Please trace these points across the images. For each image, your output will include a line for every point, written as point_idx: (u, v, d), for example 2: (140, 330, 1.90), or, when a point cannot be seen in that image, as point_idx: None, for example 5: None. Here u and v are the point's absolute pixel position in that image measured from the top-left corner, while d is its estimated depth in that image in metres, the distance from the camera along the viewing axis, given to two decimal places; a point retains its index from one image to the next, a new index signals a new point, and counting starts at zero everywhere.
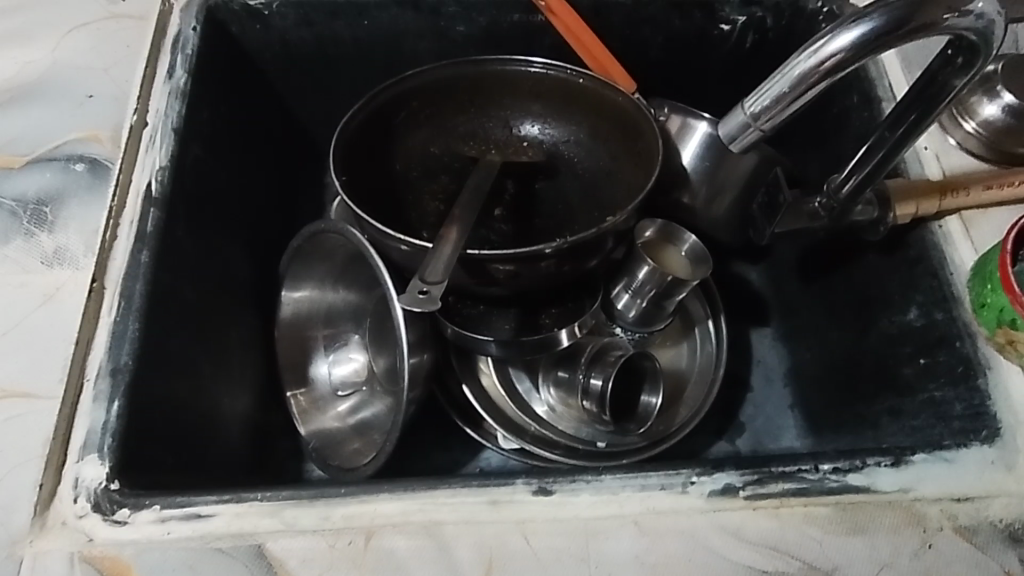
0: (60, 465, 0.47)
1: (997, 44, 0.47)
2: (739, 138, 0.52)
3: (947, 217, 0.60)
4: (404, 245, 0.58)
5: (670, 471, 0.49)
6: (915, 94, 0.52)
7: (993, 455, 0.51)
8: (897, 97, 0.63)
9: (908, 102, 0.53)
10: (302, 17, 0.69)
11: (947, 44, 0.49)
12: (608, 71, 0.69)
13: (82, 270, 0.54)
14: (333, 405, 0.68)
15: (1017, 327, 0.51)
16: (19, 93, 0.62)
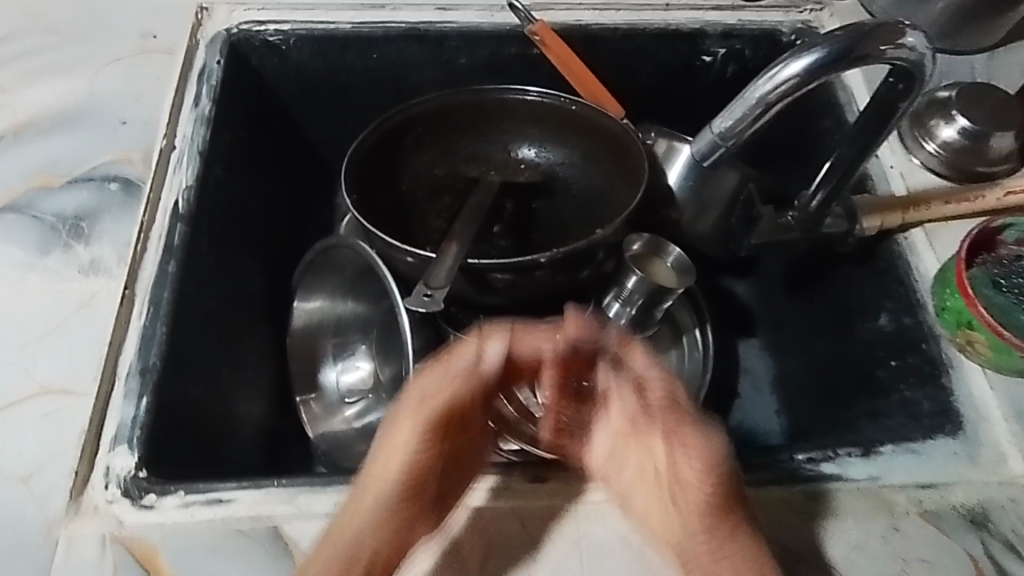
0: (93, 455, 0.51)
1: (929, 69, 0.53)
2: (708, 154, 0.57)
3: (912, 229, 0.65)
4: (410, 256, 0.64)
5: None
6: (869, 117, 0.57)
7: (956, 446, 0.55)
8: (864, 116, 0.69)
9: (864, 123, 0.58)
10: (316, 51, 0.75)
11: (887, 73, 0.54)
12: (600, 99, 0.75)
13: (114, 278, 0.59)
14: (341, 409, 0.71)
15: (974, 328, 0.56)
16: (59, 119, 0.67)
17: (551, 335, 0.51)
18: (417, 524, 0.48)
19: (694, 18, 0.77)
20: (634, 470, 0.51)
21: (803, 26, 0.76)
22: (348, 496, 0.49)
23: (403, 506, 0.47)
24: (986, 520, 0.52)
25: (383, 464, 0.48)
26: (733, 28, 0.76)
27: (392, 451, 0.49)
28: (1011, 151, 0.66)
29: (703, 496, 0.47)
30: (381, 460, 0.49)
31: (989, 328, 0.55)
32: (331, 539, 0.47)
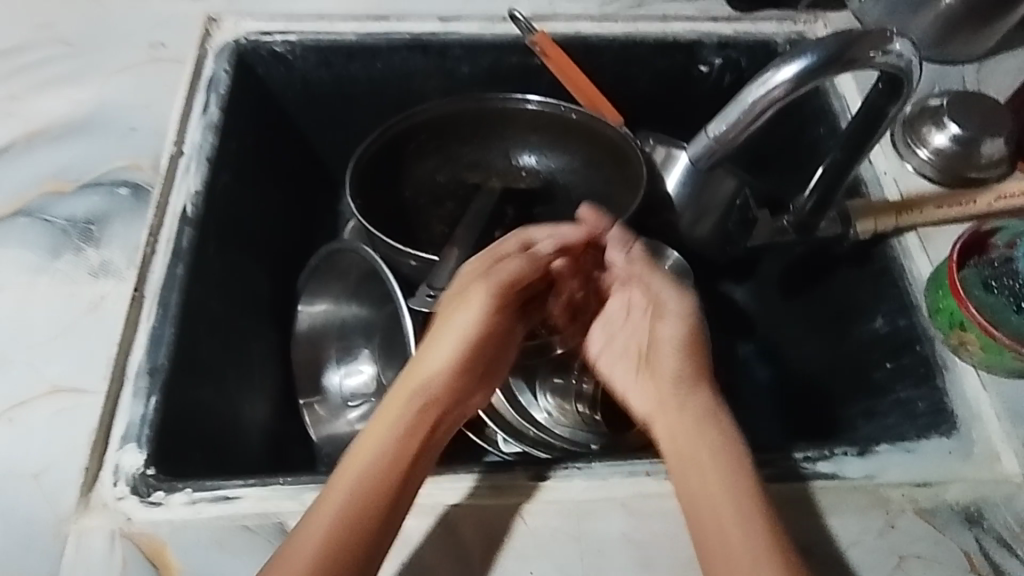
0: (102, 453, 0.52)
1: (917, 75, 0.54)
2: (703, 157, 0.58)
3: (906, 233, 0.66)
4: (413, 260, 0.67)
5: (655, 460, 0.55)
6: (860, 123, 0.59)
7: (952, 445, 0.56)
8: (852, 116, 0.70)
9: (855, 127, 0.60)
10: (321, 60, 0.77)
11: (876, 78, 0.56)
12: (597, 104, 0.76)
13: (123, 281, 0.60)
14: (344, 413, 0.72)
15: (967, 329, 0.57)
16: (71, 126, 0.69)
17: (580, 231, 0.59)
18: (460, 396, 0.55)
19: (691, 28, 0.78)
20: (618, 351, 0.62)
21: (797, 37, 0.78)
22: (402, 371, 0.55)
23: (454, 378, 0.54)
24: (979, 517, 0.53)
25: (441, 336, 0.55)
26: (729, 39, 0.78)
27: (451, 323, 0.56)
28: (1002, 155, 0.67)
29: (683, 353, 0.57)
30: (439, 332, 0.56)
31: (979, 328, 0.57)
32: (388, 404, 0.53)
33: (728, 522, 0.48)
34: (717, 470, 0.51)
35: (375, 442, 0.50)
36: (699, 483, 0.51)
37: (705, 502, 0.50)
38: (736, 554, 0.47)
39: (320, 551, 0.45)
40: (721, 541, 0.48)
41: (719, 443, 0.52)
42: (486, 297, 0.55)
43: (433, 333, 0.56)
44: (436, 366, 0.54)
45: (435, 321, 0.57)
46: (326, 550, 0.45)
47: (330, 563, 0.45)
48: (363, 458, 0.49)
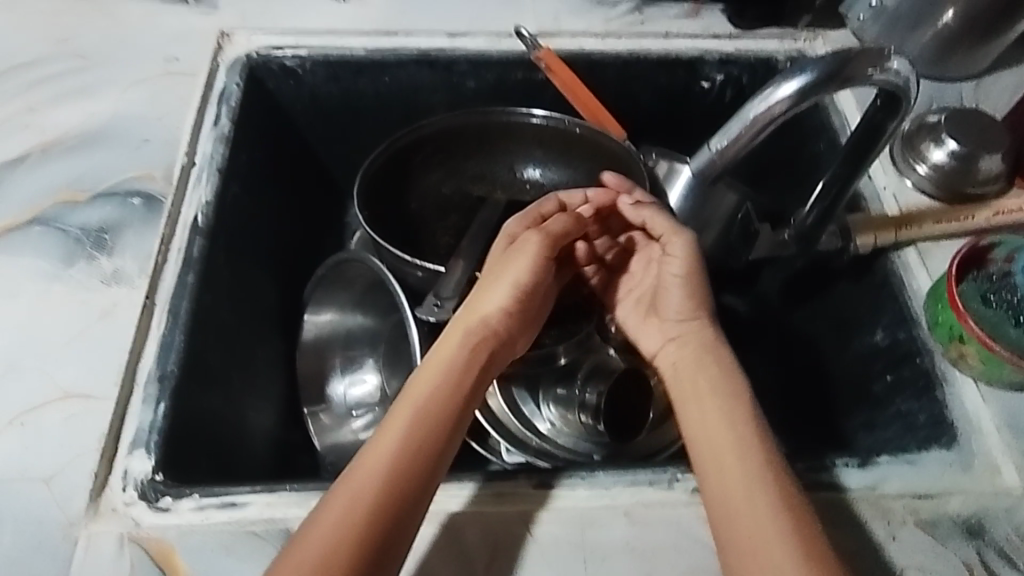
0: (112, 458, 0.53)
1: (915, 92, 0.55)
2: (706, 170, 0.60)
3: (904, 248, 0.67)
4: (419, 270, 0.68)
5: (657, 469, 0.55)
6: (858, 138, 0.60)
7: (952, 458, 0.57)
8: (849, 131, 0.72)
9: (853, 142, 0.61)
10: (330, 74, 0.78)
11: (874, 95, 0.58)
12: (600, 117, 0.77)
13: (135, 288, 0.61)
14: (349, 421, 0.72)
15: (966, 342, 0.58)
16: (86, 137, 0.70)
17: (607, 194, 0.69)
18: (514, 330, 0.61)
19: (692, 45, 0.80)
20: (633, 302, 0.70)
21: (797, 54, 0.79)
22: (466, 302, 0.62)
23: (501, 326, 0.61)
24: (980, 528, 0.54)
25: (491, 286, 0.62)
26: (729, 56, 0.79)
27: (502, 271, 0.62)
28: (999, 171, 0.68)
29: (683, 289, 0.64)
30: (489, 281, 0.62)
31: (979, 341, 0.57)
32: (442, 345, 0.58)
33: (736, 461, 0.52)
34: (726, 416, 0.56)
35: (429, 381, 0.56)
36: (708, 429, 0.55)
37: (716, 444, 0.54)
38: (743, 489, 0.51)
39: (377, 468, 0.50)
40: (730, 477, 0.52)
41: (731, 394, 0.57)
42: (536, 248, 0.62)
43: (484, 282, 0.62)
44: (486, 316, 0.60)
45: (485, 274, 0.63)
46: (383, 467, 0.50)
47: (386, 478, 0.50)
48: (417, 394, 0.55)
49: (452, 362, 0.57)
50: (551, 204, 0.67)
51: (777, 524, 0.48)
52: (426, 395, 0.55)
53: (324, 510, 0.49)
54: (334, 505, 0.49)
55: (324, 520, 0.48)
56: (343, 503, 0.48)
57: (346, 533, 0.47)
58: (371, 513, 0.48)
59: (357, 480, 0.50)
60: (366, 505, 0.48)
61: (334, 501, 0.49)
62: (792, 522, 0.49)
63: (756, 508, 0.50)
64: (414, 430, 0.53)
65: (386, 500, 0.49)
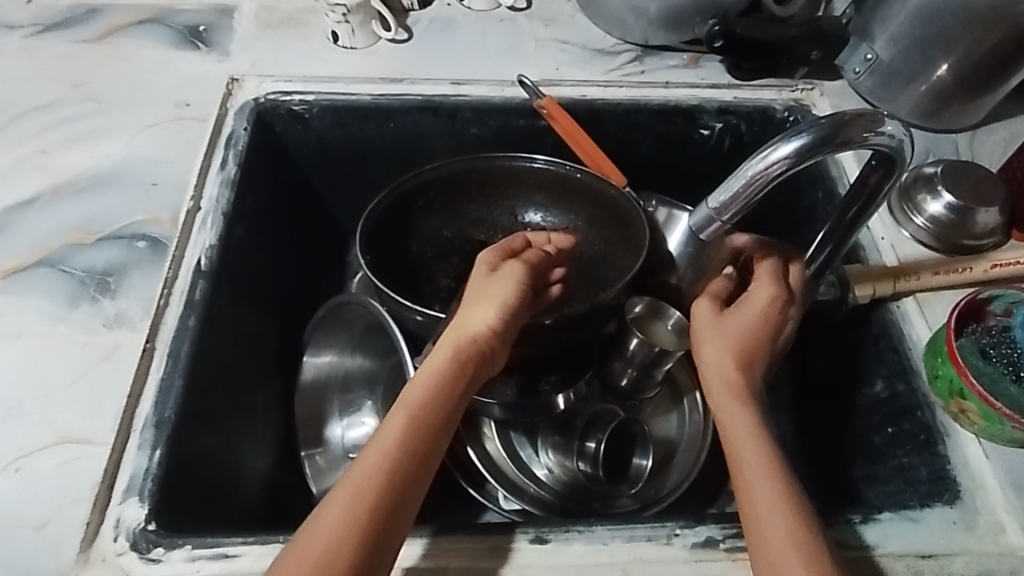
0: (105, 505, 0.53)
1: (909, 153, 0.56)
2: (705, 227, 0.61)
3: (903, 298, 0.67)
4: (420, 315, 0.66)
5: (656, 524, 0.55)
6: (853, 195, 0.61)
7: (955, 516, 0.56)
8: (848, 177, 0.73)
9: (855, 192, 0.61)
10: (336, 119, 0.80)
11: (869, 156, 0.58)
12: (602, 168, 0.80)
13: (137, 331, 0.61)
14: (345, 465, 0.71)
15: (966, 397, 0.58)
16: (95, 180, 0.72)
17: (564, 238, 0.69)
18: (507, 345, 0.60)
19: (692, 95, 0.82)
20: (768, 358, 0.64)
21: (795, 104, 0.81)
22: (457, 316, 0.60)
23: (491, 343, 0.58)
24: None
25: (479, 305, 0.60)
26: (728, 105, 0.81)
27: (487, 294, 0.61)
28: (995, 225, 0.69)
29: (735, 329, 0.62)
30: (475, 303, 0.60)
31: (979, 398, 0.57)
32: (434, 356, 0.57)
33: (755, 470, 0.52)
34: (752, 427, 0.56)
35: (424, 391, 0.55)
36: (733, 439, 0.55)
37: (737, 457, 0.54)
38: (759, 497, 0.51)
39: (375, 472, 0.50)
40: (748, 485, 0.52)
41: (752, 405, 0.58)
42: (519, 276, 0.61)
43: (471, 302, 0.61)
44: (477, 334, 0.58)
45: (472, 292, 0.62)
46: (380, 472, 0.50)
47: (382, 483, 0.50)
48: (412, 402, 0.54)
49: (445, 372, 0.56)
50: (520, 239, 0.66)
51: (784, 536, 0.48)
52: (421, 403, 0.54)
53: (322, 509, 0.49)
54: (333, 506, 0.49)
55: (323, 518, 0.48)
56: (341, 502, 0.48)
57: (344, 533, 0.47)
58: (367, 515, 0.48)
59: (356, 480, 0.50)
60: (364, 507, 0.48)
61: (332, 502, 0.49)
62: (797, 536, 0.49)
63: (767, 516, 0.50)
64: (411, 436, 0.52)
65: (383, 503, 0.49)
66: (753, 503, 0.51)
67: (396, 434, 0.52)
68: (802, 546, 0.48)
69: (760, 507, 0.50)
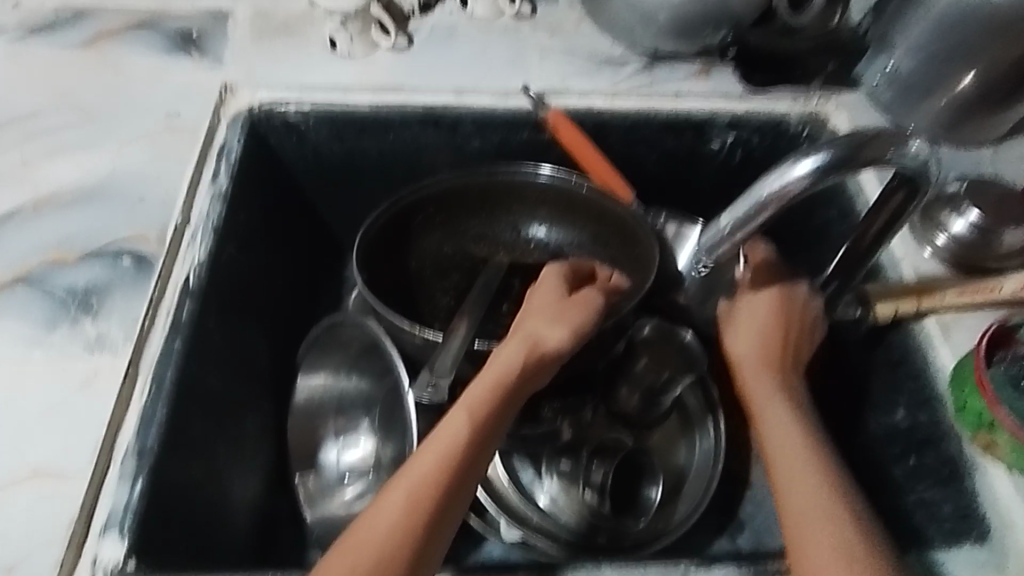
0: (81, 544, 0.49)
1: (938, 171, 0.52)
2: (716, 245, 0.58)
3: (926, 318, 0.63)
4: (418, 337, 0.66)
5: (667, 565, 0.51)
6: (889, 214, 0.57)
7: (983, 557, 0.52)
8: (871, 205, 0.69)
9: (884, 212, 0.57)
10: (333, 131, 0.77)
11: (892, 175, 0.55)
12: (606, 181, 0.75)
13: (119, 356, 0.58)
14: (339, 491, 0.68)
15: (996, 431, 0.54)
16: (80, 195, 0.69)
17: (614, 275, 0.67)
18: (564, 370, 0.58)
19: (703, 106, 0.78)
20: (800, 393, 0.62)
21: (810, 117, 0.77)
22: (526, 327, 0.58)
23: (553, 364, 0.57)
24: None
25: (552, 321, 0.58)
26: (740, 118, 0.78)
27: (564, 314, 0.59)
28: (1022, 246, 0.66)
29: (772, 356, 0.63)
30: (545, 315, 0.59)
31: (1010, 432, 0.53)
32: (501, 358, 0.55)
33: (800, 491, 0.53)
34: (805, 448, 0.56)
35: (486, 400, 0.53)
36: (782, 458, 0.56)
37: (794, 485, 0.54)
38: (809, 516, 0.51)
39: (434, 482, 0.49)
40: (794, 504, 0.52)
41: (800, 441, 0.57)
42: (596, 304, 0.60)
43: (538, 311, 0.59)
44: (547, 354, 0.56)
45: (541, 304, 0.60)
46: (437, 481, 0.49)
47: (440, 493, 0.49)
48: (475, 409, 0.52)
49: (507, 382, 0.54)
50: (587, 267, 0.66)
51: (837, 556, 0.48)
52: (483, 412, 0.53)
53: (376, 513, 0.48)
54: (387, 512, 0.48)
55: (376, 525, 0.48)
56: (396, 512, 0.48)
57: (399, 544, 0.47)
58: (417, 528, 0.48)
59: (411, 482, 0.49)
60: (419, 519, 0.48)
61: (386, 505, 0.48)
62: (852, 557, 0.48)
63: (819, 533, 0.50)
64: (470, 447, 0.51)
65: (439, 516, 0.49)
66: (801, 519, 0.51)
67: (456, 440, 0.51)
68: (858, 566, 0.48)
69: (810, 523, 0.50)
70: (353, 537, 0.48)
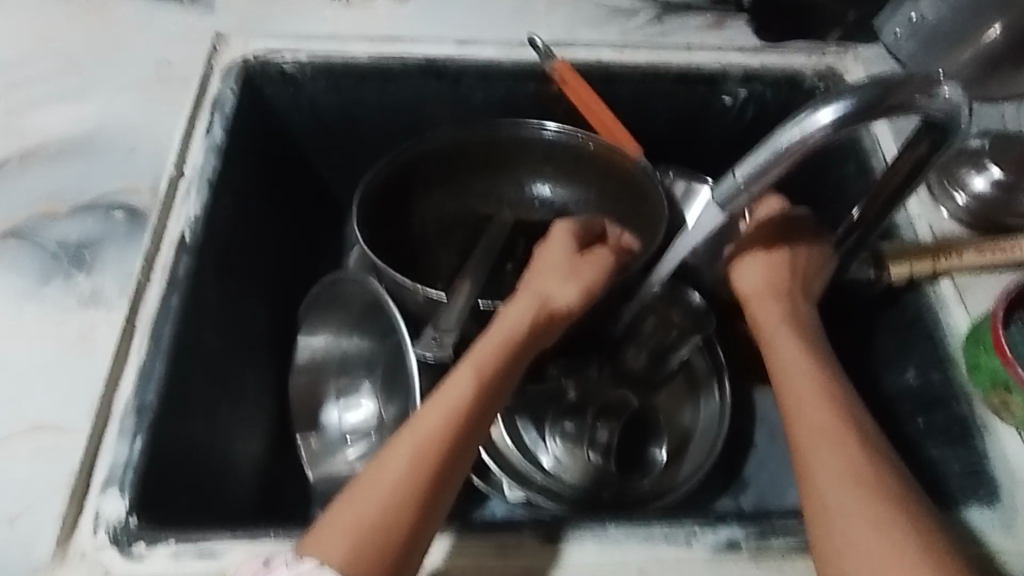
0: (82, 498, 0.49)
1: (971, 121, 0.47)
2: (731, 201, 0.51)
3: (941, 280, 0.61)
4: (419, 296, 0.63)
5: (674, 523, 0.51)
6: (912, 165, 0.53)
7: (993, 517, 0.52)
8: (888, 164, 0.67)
9: (906, 167, 0.53)
10: (331, 82, 0.74)
11: (918, 122, 0.50)
12: (612, 132, 0.73)
13: (114, 311, 0.57)
14: (341, 450, 0.68)
15: (1012, 391, 0.53)
16: (70, 146, 0.66)
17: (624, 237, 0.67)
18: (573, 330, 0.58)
19: (715, 59, 0.76)
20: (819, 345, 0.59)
21: (827, 71, 0.75)
22: (537, 287, 0.58)
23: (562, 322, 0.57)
24: None
25: (564, 280, 0.59)
26: (755, 73, 0.75)
27: (577, 273, 0.59)
28: None
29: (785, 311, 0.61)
30: (558, 274, 0.59)
31: None
32: (510, 316, 0.55)
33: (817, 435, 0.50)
34: (817, 387, 0.53)
35: (494, 356, 0.53)
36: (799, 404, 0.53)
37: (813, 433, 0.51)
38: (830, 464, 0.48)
39: (438, 433, 0.48)
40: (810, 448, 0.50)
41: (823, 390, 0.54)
42: (609, 264, 0.61)
43: (549, 272, 0.59)
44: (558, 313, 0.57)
45: (554, 262, 0.60)
46: (443, 436, 0.48)
47: (445, 443, 0.48)
48: (482, 367, 0.52)
49: (516, 339, 0.54)
50: (599, 225, 0.66)
51: (853, 496, 0.46)
52: (491, 368, 0.52)
53: (380, 465, 0.47)
54: (391, 464, 0.47)
55: (378, 478, 0.47)
56: (400, 464, 0.47)
57: (402, 494, 0.46)
58: (423, 483, 0.46)
59: (416, 437, 0.48)
60: (425, 470, 0.47)
61: (391, 459, 0.47)
62: (870, 498, 0.46)
63: (834, 476, 0.47)
64: (476, 399, 0.50)
65: (445, 466, 0.48)
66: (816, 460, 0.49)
67: (461, 392, 0.50)
68: (876, 506, 0.45)
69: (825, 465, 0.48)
70: (353, 491, 0.47)
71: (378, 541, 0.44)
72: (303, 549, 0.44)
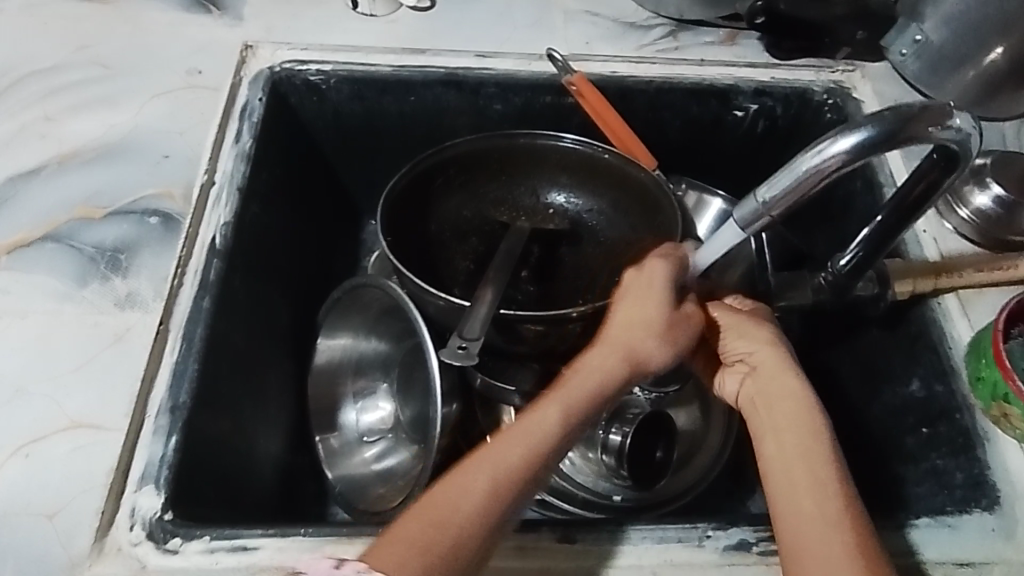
0: (118, 495, 0.51)
1: (977, 150, 0.50)
2: (750, 224, 0.51)
3: (945, 295, 0.64)
4: (441, 301, 0.65)
5: (687, 525, 0.53)
6: (922, 190, 0.55)
7: (993, 523, 0.54)
8: (897, 183, 0.69)
9: (919, 193, 0.56)
10: (354, 90, 0.76)
11: (931, 149, 0.53)
12: (630, 149, 0.76)
13: (149, 313, 0.59)
14: (358, 449, 0.71)
15: (1010, 402, 0.55)
16: (104, 151, 0.68)
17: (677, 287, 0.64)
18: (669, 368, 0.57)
19: (727, 75, 0.78)
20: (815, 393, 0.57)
21: (835, 86, 0.77)
22: (639, 319, 0.56)
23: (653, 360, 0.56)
24: None
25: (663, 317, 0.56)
26: (766, 86, 0.77)
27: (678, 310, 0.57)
28: None
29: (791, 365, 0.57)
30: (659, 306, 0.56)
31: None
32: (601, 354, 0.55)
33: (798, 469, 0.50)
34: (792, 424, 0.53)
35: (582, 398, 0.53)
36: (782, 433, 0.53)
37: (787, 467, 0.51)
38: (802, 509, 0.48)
39: (519, 466, 0.49)
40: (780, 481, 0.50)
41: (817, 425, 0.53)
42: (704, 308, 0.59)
43: (644, 299, 0.57)
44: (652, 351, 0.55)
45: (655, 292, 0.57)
46: (520, 470, 0.49)
47: (522, 477, 0.49)
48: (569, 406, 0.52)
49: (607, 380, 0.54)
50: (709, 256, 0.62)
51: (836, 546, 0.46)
52: (577, 409, 0.52)
53: (458, 486, 0.47)
54: (470, 487, 0.47)
55: (450, 508, 0.47)
56: (477, 500, 0.47)
57: (480, 520, 0.46)
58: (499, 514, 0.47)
59: (495, 465, 0.49)
60: (498, 501, 0.47)
61: (469, 484, 0.48)
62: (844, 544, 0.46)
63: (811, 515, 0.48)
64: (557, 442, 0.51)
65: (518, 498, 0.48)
66: (808, 505, 0.48)
67: (541, 434, 0.50)
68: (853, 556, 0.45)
69: (809, 517, 0.48)
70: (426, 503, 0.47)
71: (454, 560, 0.45)
72: (374, 560, 0.44)
